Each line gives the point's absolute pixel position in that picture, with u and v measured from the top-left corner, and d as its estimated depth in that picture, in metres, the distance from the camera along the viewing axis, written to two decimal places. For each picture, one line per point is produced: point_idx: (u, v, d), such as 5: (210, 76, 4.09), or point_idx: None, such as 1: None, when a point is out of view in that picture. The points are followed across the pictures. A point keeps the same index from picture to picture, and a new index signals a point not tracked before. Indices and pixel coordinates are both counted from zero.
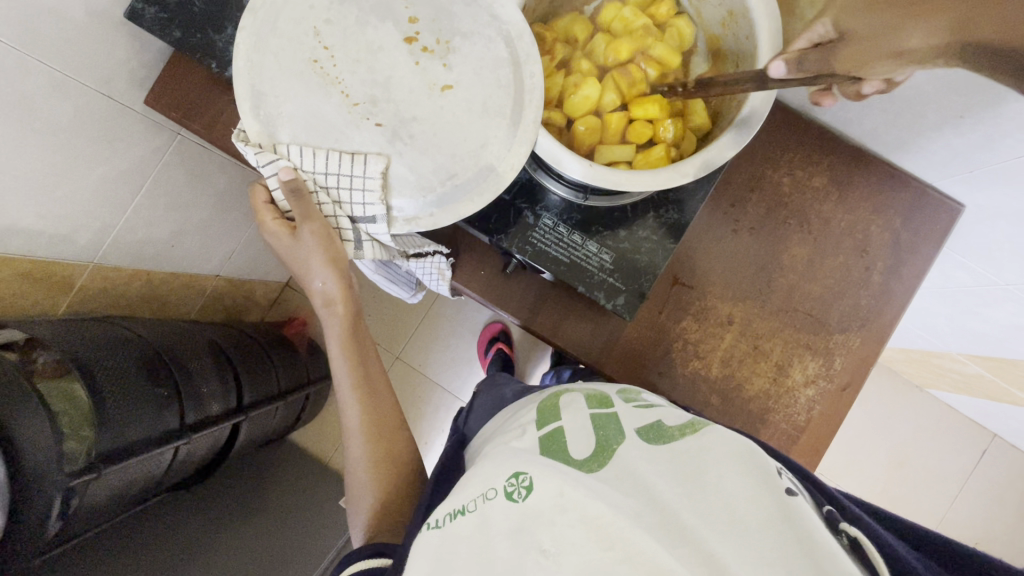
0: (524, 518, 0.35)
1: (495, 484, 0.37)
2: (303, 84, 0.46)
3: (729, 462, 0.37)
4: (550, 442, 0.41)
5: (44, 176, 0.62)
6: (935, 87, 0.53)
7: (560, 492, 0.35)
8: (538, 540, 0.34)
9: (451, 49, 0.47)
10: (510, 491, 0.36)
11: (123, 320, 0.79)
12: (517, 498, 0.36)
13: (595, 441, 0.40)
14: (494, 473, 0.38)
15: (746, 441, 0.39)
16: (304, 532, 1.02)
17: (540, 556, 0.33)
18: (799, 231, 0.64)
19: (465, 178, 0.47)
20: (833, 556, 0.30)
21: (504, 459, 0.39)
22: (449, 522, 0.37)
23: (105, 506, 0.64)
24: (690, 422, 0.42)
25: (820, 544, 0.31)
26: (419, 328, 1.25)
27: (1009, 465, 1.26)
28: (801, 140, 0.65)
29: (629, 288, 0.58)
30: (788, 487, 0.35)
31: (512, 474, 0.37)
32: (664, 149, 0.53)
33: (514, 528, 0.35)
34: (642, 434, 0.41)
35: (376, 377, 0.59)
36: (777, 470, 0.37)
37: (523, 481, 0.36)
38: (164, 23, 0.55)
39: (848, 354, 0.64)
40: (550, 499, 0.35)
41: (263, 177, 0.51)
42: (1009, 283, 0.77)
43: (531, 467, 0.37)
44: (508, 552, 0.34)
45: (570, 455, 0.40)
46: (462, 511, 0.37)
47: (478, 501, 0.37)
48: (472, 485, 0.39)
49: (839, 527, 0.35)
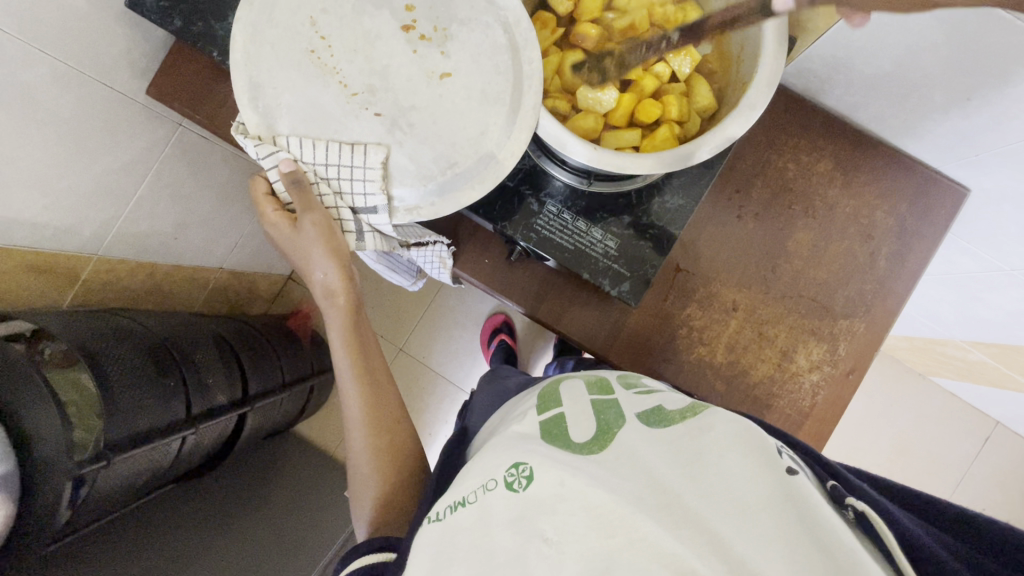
0: (524, 508, 0.35)
1: (495, 475, 0.38)
2: (301, 74, 0.45)
3: (731, 443, 0.36)
4: (551, 428, 0.41)
5: (47, 168, 0.62)
6: (942, 70, 0.52)
7: (560, 481, 0.35)
8: (540, 529, 0.34)
9: (449, 36, 0.46)
10: (511, 481, 0.37)
11: (130, 312, 0.79)
12: (518, 488, 0.36)
13: (595, 424, 0.41)
14: (494, 464, 0.39)
15: (744, 421, 0.39)
16: (310, 522, 1.03)
17: (543, 544, 0.34)
18: (803, 216, 0.64)
19: (466, 167, 0.46)
20: (835, 532, 0.31)
21: (504, 449, 0.40)
22: (450, 514, 0.38)
23: (115, 495, 0.65)
24: (690, 405, 0.42)
25: (824, 526, 0.31)
26: (423, 317, 1.25)
27: (1011, 451, 1.26)
28: (806, 126, 0.64)
29: (634, 276, 0.58)
30: (789, 466, 0.35)
31: (511, 465, 0.38)
32: (668, 128, 0.53)
33: (515, 518, 0.35)
34: (643, 418, 0.41)
35: (377, 369, 0.59)
36: (777, 449, 0.37)
37: (524, 471, 0.37)
38: (164, 13, 0.55)
39: (853, 340, 0.63)
40: (550, 489, 0.35)
41: (263, 169, 0.51)
42: (1013, 268, 0.77)
43: (532, 457, 0.37)
44: (511, 541, 0.34)
45: (573, 440, 0.40)
46: (463, 502, 0.38)
47: (478, 492, 0.38)
48: (471, 476, 0.39)
49: (845, 502, 0.35)
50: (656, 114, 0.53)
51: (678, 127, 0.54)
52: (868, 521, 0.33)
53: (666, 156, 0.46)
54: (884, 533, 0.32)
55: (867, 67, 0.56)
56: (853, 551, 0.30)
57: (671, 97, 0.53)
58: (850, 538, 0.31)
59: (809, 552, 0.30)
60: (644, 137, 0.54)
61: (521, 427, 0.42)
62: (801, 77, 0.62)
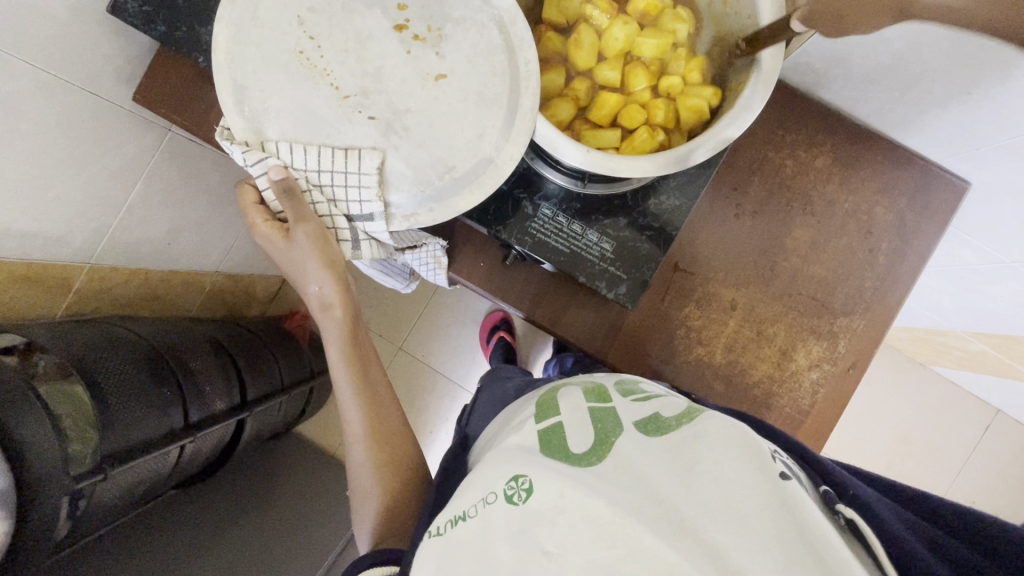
0: (525, 521, 0.35)
1: (495, 488, 0.37)
2: (290, 77, 0.45)
3: (729, 448, 0.36)
4: (549, 439, 0.41)
5: (34, 179, 0.61)
6: (941, 61, 0.50)
7: (559, 493, 0.35)
8: (540, 542, 0.34)
9: (443, 36, 0.45)
10: (510, 494, 0.36)
11: (121, 321, 0.78)
12: (517, 501, 0.36)
13: (594, 434, 0.40)
14: (494, 476, 0.38)
15: (740, 426, 0.38)
16: (312, 525, 1.02)
17: (544, 557, 0.33)
18: (801, 213, 0.63)
19: (464, 172, 0.46)
20: (829, 543, 0.31)
21: (501, 461, 0.39)
22: (450, 529, 0.38)
23: (114, 505, 0.64)
24: (686, 410, 0.42)
25: (817, 531, 0.31)
26: (420, 318, 1.24)
27: (1011, 439, 1.27)
28: (803, 121, 0.63)
29: (631, 277, 0.57)
30: (782, 470, 0.35)
31: (512, 478, 0.37)
32: (646, 132, 0.51)
33: (515, 531, 0.35)
34: (641, 427, 0.40)
35: (376, 380, 0.58)
36: (769, 454, 0.36)
37: (524, 484, 0.36)
38: (147, 18, 0.54)
39: (853, 337, 0.63)
40: (550, 501, 0.35)
41: (251, 176, 0.50)
42: (1014, 260, 0.76)
43: (531, 468, 0.37)
44: (511, 555, 0.34)
45: (571, 450, 0.39)
46: (465, 516, 0.37)
47: (478, 506, 0.37)
48: (472, 489, 0.39)
49: (836, 507, 0.35)
50: (638, 120, 0.52)
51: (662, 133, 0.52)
52: (858, 530, 0.34)
53: (661, 159, 0.46)
54: (869, 536, 0.32)
55: (865, 61, 0.54)
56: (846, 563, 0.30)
57: (658, 101, 0.52)
58: (843, 548, 0.31)
59: (799, 553, 0.30)
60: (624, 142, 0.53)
61: (520, 437, 0.42)
62: (797, 71, 0.61)
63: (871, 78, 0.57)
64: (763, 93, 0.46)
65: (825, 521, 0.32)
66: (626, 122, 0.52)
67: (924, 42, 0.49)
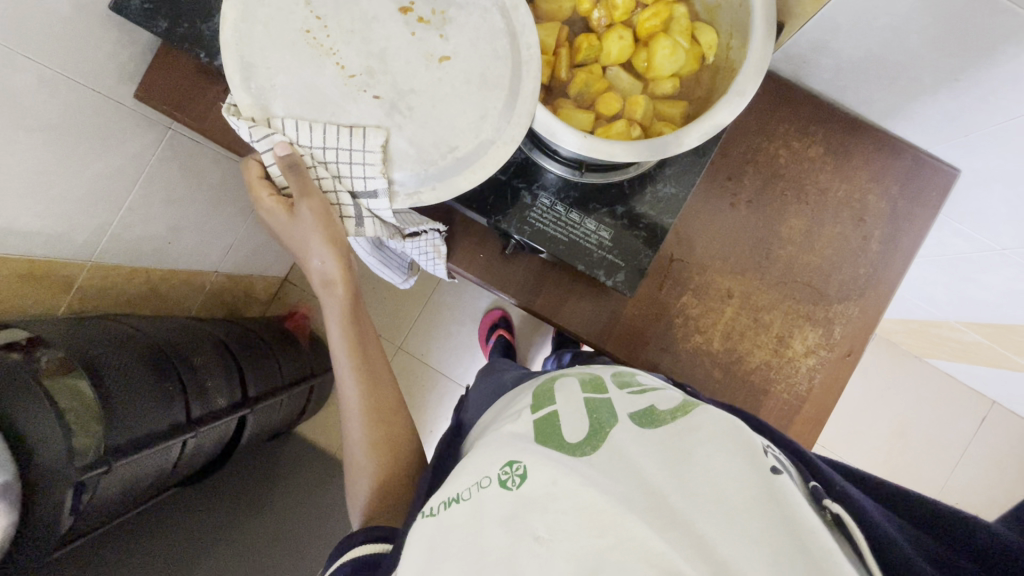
0: (517, 506, 0.36)
1: (489, 472, 0.38)
2: (295, 55, 0.45)
3: (719, 441, 0.36)
4: (544, 426, 0.41)
5: (37, 177, 0.62)
6: (931, 50, 0.51)
7: (552, 481, 0.36)
8: (532, 527, 0.34)
9: (448, 19, 0.47)
10: (505, 479, 0.37)
11: (123, 317, 0.78)
12: (512, 486, 0.37)
13: (588, 424, 0.41)
14: (489, 462, 0.39)
15: (732, 420, 0.39)
16: (313, 522, 1.03)
17: (534, 543, 0.34)
18: (796, 202, 0.64)
19: (466, 152, 0.46)
20: (813, 533, 0.31)
21: (497, 447, 0.40)
22: (444, 510, 0.39)
23: (118, 500, 0.65)
24: (681, 404, 0.42)
25: (804, 521, 0.32)
26: (420, 316, 1.25)
27: (1007, 430, 1.27)
28: (796, 111, 0.64)
29: (628, 265, 0.58)
30: (773, 465, 0.35)
31: (506, 463, 0.38)
32: (624, 121, 0.51)
33: (507, 515, 0.35)
34: (635, 418, 0.41)
35: (379, 367, 0.59)
36: (762, 448, 0.37)
37: (518, 469, 0.37)
38: (150, 14, 0.54)
39: (848, 324, 0.64)
40: (541, 488, 0.36)
41: (256, 151, 0.50)
42: (1005, 248, 0.77)
43: (526, 455, 0.38)
44: (503, 539, 0.34)
45: (564, 439, 0.40)
46: (457, 499, 0.38)
47: (473, 491, 0.38)
48: (465, 474, 0.40)
49: (823, 503, 0.36)
50: (614, 110, 0.53)
51: (640, 128, 0.52)
52: (842, 522, 0.34)
53: (655, 145, 0.47)
54: (851, 529, 0.33)
55: (854, 49, 0.55)
56: (824, 543, 0.30)
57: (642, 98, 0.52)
58: (829, 541, 0.30)
59: (786, 546, 0.30)
60: (598, 126, 0.53)
61: (515, 426, 0.43)
62: (788, 62, 0.63)
63: (858, 65, 0.57)
64: (754, 80, 0.47)
65: (812, 513, 0.33)
66: (603, 110, 0.53)
67: (911, 30, 0.50)
